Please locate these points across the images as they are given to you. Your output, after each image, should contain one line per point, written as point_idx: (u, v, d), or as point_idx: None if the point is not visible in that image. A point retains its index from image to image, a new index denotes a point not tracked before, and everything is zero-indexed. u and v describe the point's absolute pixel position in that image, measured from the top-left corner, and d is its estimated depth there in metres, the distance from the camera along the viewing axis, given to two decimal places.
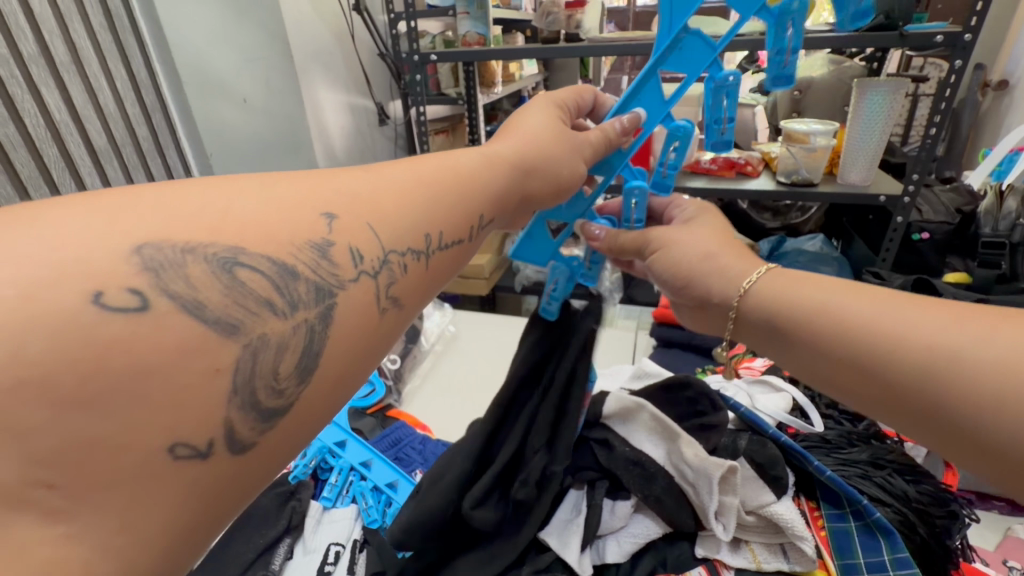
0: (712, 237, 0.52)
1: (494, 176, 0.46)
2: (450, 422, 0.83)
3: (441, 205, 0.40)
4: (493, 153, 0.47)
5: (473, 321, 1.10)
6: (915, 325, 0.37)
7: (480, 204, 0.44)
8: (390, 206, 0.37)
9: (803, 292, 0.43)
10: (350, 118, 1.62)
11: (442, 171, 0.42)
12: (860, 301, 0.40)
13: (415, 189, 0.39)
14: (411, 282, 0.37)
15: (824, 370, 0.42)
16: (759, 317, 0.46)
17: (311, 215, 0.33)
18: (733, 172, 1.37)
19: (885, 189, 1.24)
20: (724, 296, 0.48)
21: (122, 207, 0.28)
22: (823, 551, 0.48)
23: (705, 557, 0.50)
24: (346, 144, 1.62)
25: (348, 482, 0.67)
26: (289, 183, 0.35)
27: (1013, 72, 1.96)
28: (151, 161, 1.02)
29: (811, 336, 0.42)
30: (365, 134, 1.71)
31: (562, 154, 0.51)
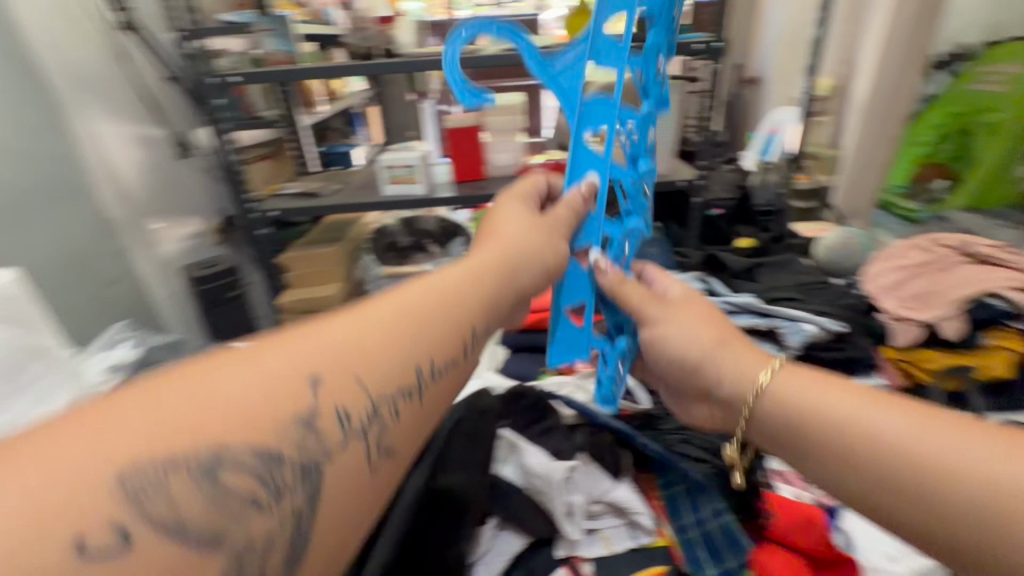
0: (706, 327, 0.58)
1: (479, 286, 0.50)
2: None
3: (421, 334, 0.42)
4: (482, 261, 0.53)
5: None
6: (899, 429, 0.42)
7: (473, 317, 0.48)
8: (375, 351, 0.39)
9: (810, 393, 0.49)
10: (144, 154, 1.40)
11: (429, 302, 0.45)
12: (851, 399, 0.47)
13: (395, 326, 0.41)
14: (404, 424, 0.40)
15: (823, 467, 0.47)
16: (775, 422, 0.51)
17: (298, 382, 0.35)
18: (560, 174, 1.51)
19: (682, 175, 1.44)
20: (744, 389, 0.54)
21: (91, 428, 0.28)
22: (660, 521, 0.56)
23: (566, 557, 0.53)
24: (145, 182, 1.40)
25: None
26: (276, 351, 0.36)
27: (761, 70, 2.44)
28: None
29: (808, 432, 0.48)
30: (168, 169, 1.49)
31: (535, 242, 0.58)
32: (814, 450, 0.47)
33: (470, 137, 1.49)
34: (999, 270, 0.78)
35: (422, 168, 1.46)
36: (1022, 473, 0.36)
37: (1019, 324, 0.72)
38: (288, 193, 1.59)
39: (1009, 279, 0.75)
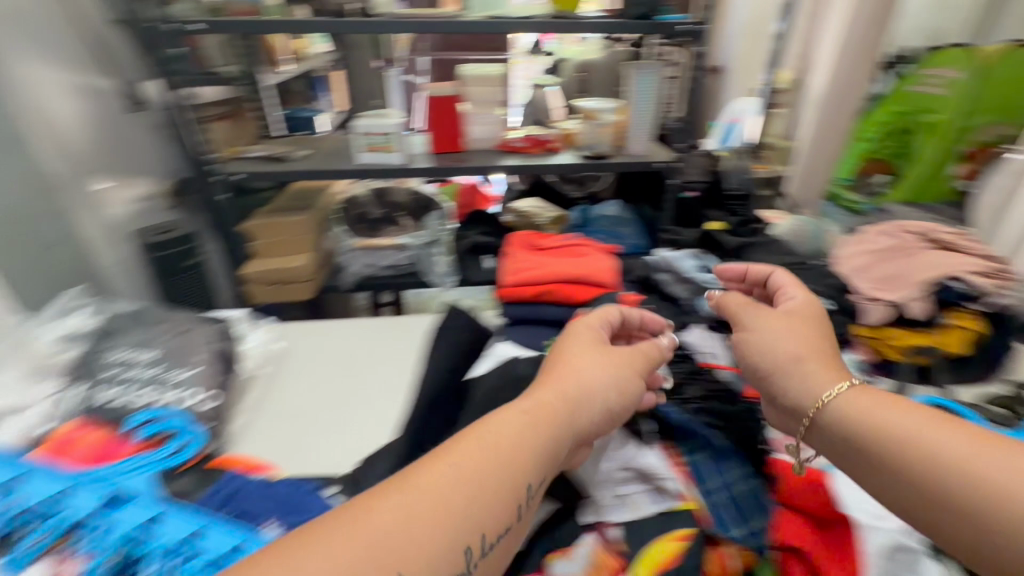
0: (790, 337, 0.66)
1: (542, 430, 0.54)
2: (296, 456, 0.68)
3: (499, 477, 0.49)
4: (534, 410, 0.55)
5: (309, 326, 0.91)
6: (945, 448, 0.48)
7: (531, 468, 0.51)
8: (461, 495, 0.46)
9: (873, 411, 0.55)
10: (89, 110, 1.35)
11: (501, 441, 0.51)
12: (896, 415, 0.53)
13: (483, 469, 0.48)
14: (496, 554, 0.46)
15: (850, 453, 0.55)
16: (833, 434, 0.57)
17: (414, 527, 0.42)
18: (540, 149, 1.51)
19: (660, 157, 1.47)
20: (809, 403, 0.60)
21: (323, 548, 0.39)
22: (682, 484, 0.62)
23: (590, 524, 0.60)
24: (87, 137, 1.34)
25: (25, 520, 0.50)
26: (412, 494, 0.44)
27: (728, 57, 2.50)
28: None
29: (856, 435, 0.54)
30: (113, 127, 1.43)
31: (601, 379, 0.62)
32: (865, 444, 0.54)
33: (448, 108, 1.44)
34: (962, 254, 0.82)
35: (398, 136, 1.37)
36: (992, 465, 0.46)
37: (980, 308, 0.77)
38: (250, 157, 1.44)
39: (974, 264, 0.78)
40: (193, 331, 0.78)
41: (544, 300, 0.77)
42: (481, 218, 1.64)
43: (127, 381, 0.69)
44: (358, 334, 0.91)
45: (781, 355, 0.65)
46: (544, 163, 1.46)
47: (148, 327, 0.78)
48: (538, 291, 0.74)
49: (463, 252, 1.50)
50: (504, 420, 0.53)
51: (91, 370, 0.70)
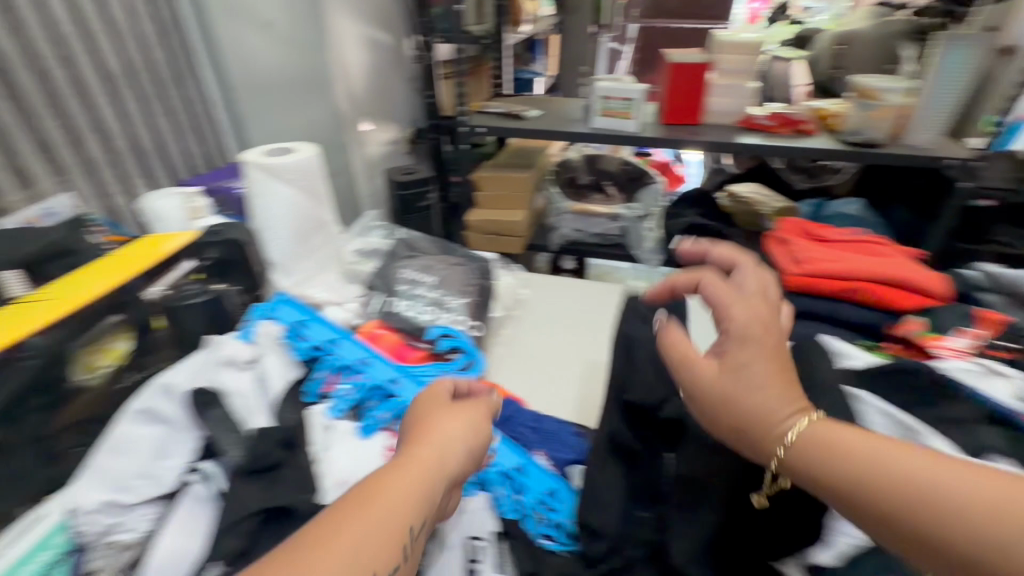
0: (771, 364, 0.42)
1: (439, 470, 0.44)
2: (545, 397, 0.71)
3: (414, 496, 0.41)
4: (407, 462, 0.43)
5: (549, 281, 0.95)
6: (965, 493, 0.31)
7: (426, 496, 0.42)
8: (386, 502, 0.39)
9: (846, 445, 0.36)
10: (370, 59, 1.56)
11: (425, 461, 0.44)
12: (893, 452, 0.35)
13: (405, 488, 0.41)
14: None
15: (846, 507, 0.35)
16: (810, 473, 0.37)
17: (334, 544, 0.35)
18: (789, 129, 1.34)
19: (953, 153, 1.21)
20: (769, 433, 0.40)
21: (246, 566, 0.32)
22: None
23: None
24: (365, 83, 1.55)
25: (372, 397, 0.58)
26: (347, 514, 0.37)
27: None
28: (170, 92, 0.92)
29: (844, 475, 0.35)
30: (382, 75, 1.64)
31: (447, 431, 0.49)
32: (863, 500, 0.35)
33: (692, 74, 1.33)
34: None
35: (639, 103, 1.32)
36: None
37: None
38: (489, 112, 1.54)
39: None
40: (463, 266, 0.87)
41: (836, 299, 0.68)
42: (697, 197, 1.54)
43: (417, 298, 0.79)
44: (589, 297, 0.92)
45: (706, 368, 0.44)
46: (793, 146, 1.30)
47: (426, 254, 0.88)
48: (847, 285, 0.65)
49: (675, 232, 1.42)
50: (422, 449, 0.45)
51: (387, 281, 0.82)
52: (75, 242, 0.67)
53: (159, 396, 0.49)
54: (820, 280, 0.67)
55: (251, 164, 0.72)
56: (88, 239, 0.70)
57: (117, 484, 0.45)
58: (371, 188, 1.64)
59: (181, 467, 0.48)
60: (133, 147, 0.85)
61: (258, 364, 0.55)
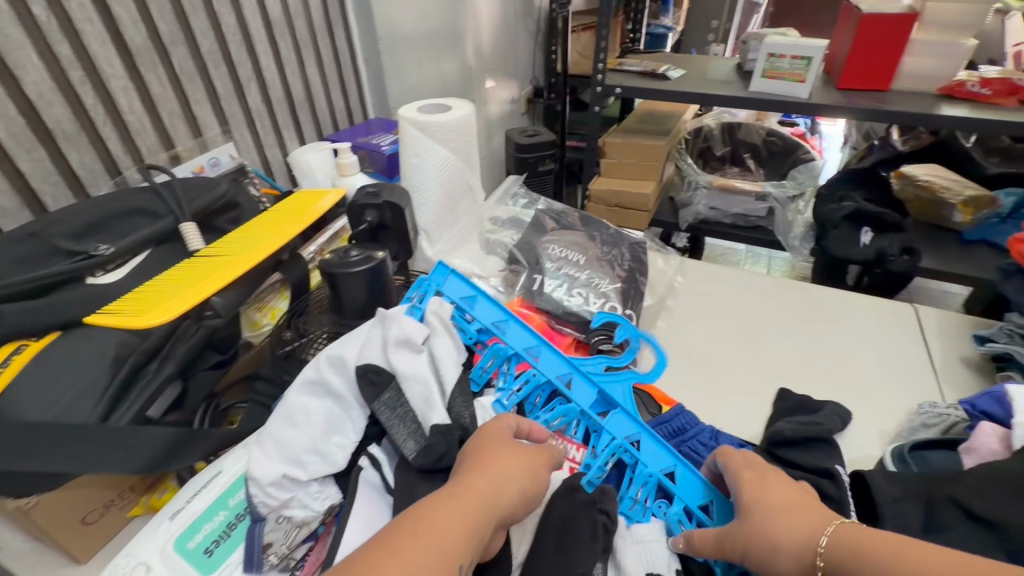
0: (789, 500, 0.41)
1: (498, 503, 0.37)
2: (711, 405, 0.62)
3: (467, 529, 0.34)
4: (457, 492, 0.36)
5: (703, 268, 0.84)
6: None
7: (483, 534, 0.34)
8: (437, 531, 0.32)
9: (881, 552, 0.34)
10: (501, 9, 1.46)
11: (480, 490, 0.36)
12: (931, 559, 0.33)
13: (457, 519, 0.34)
14: None
15: None
16: None
17: None
18: (1013, 100, 1.08)
19: None
20: (802, 553, 0.38)
21: None
22: None
23: None
24: (494, 36, 1.46)
25: (539, 393, 0.52)
26: (386, 549, 0.31)
27: None
28: (320, 41, 0.89)
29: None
30: (511, 27, 1.54)
31: (518, 460, 0.41)
32: None
33: (890, 27, 1.07)
34: None
35: (818, 63, 1.12)
36: None
37: None
38: (628, 71, 1.39)
39: None
40: (612, 246, 0.78)
41: None
42: (865, 178, 1.32)
43: (566, 278, 0.71)
44: (752, 289, 0.80)
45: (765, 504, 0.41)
46: (1018, 122, 1.04)
47: (571, 229, 0.80)
48: None
49: (834, 219, 1.22)
50: (478, 476, 0.38)
51: (533, 256, 0.75)
52: (240, 195, 0.66)
53: (330, 367, 0.47)
54: None
55: (405, 120, 0.68)
56: (250, 192, 0.69)
57: (292, 456, 0.43)
58: (490, 149, 1.57)
59: (351, 446, 0.45)
60: (286, 98, 0.84)
61: (430, 347, 0.50)
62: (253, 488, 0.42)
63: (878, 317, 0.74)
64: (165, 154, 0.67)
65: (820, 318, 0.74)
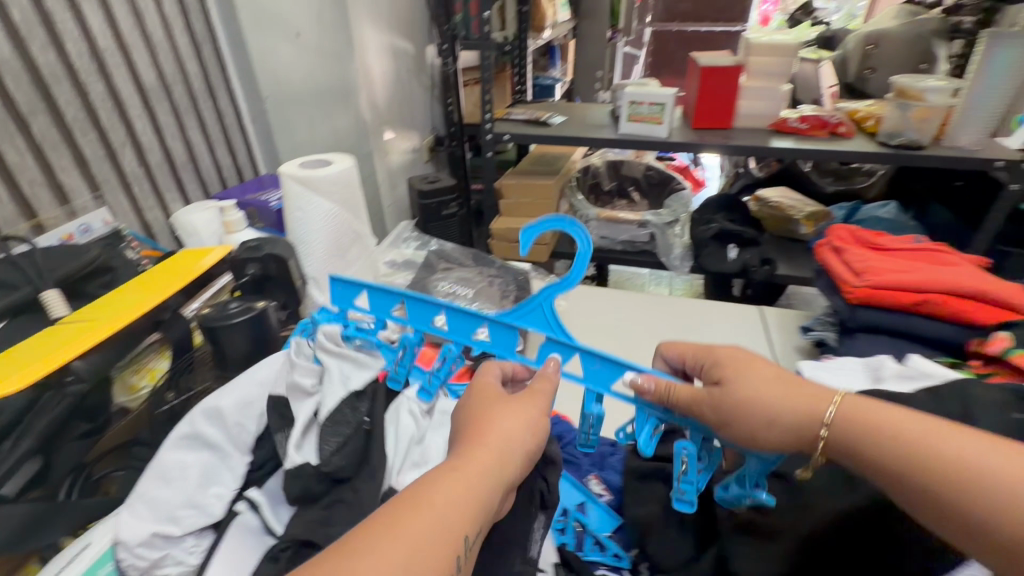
0: (783, 376, 0.44)
1: (505, 467, 0.39)
2: None
3: (469, 498, 0.36)
4: (469, 463, 0.38)
5: (584, 292, 0.92)
6: (970, 459, 0.36)
7: (487, 499, 0.37)
8: (442, 506, 0.35)
9: (889, 422, 0.39)
10: (393, 66, 1.54)
11: (484, 457, 0.39)
12: (931, 430, 0.38)
13: (461, 490, 0.36)
14: None
15: (898, 481, 0.38)
16: (858, 450, 0.39)
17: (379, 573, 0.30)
18: (825, 131, 1.30)
19: (1000, 155, 1.17)
20: (809, 424, 0.41)
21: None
22: None
23: None
24: (388, 92, 1.54)
25: None
26: (389, 530, 0.33)
27: None
28: (201, 104, 0.90)
29: (891, 456, 0.38)
30: (405, 83, 1.62)
31: (520, 417, 0.43)
32: (913, 470, 0.37)
33: (726, 76, 1.29)
34: None
35: (671, 107, 1.29)
36: None
37: None
38: (515, 119, 1.52)
39: None
40: (498, 279, 0.84)
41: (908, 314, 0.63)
42: (726, 202, 1.51)
43: None
44: (628, 306, 0.89)
45: (764, 378, 0.43)
46: (829, 149, 1.26)
47: (461, 266, 0.86)
48: (920, 299, 0.61)
49: (704, 238, 1.38)
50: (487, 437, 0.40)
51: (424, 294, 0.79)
52: (113, 259, 0.65)
53: (206, 420, 0.47)
54: (889, 294, 0.62)
55: (286, 176, 0.70)
56: (127, 254, 0.68)
57: (165, 514, 0.43)
58: (394, 197, 1.62)
59: (229, 496, 0.46)
60: (167, 160, 0.84)
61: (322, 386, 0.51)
62: (122, 552, 0.41)
63: (730, 320, 0.86)
64: (27, 224, 0.65)
65: (687, 326, 0.84)
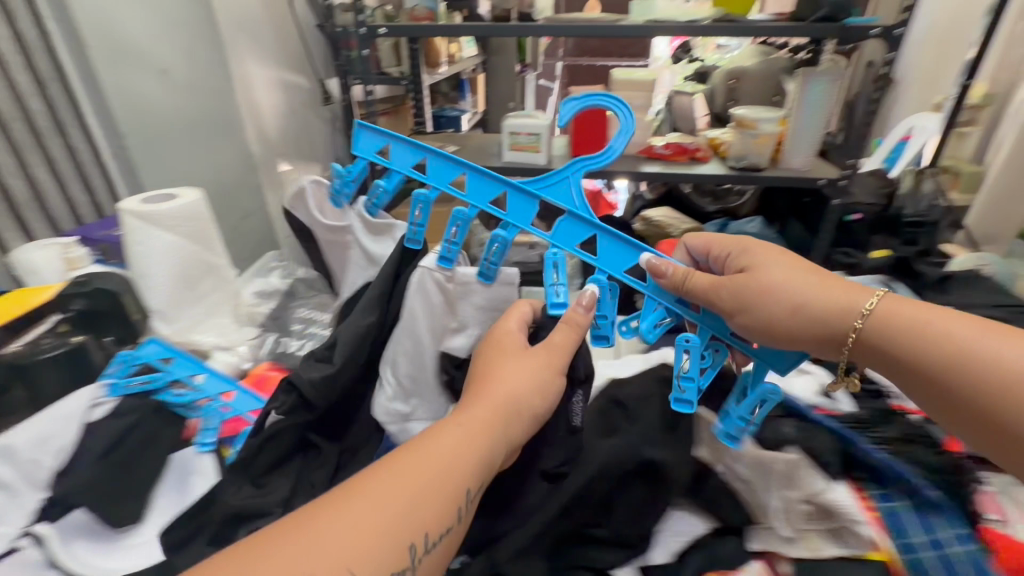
0: (809, 275, 0.50)
1: (510, 427, 0.46)
2: None
3: (471, 457, 0.42)
4: (470, 419, 0.44)
5: None
6: (994, 349, 0.42)
7: (488, 455, 0.43)
8: (446, 460, 0.41)
9: (915, 315, 0.46)
10: (286, 100, 1.56)
11: (490, 417, 0.45)
12: (958, 323, 0.44)
13: (467, 448, 0.42)
14: (443, 546, 0.39)
15: (919, 368, 0.45)
16: (875, 339, 0.46)
17: (396, 530, 0.36)
18: (686, 157, 1.44)
19: (823, 174, 1.36)
20: (836, 317, 0.48)
21: (312, 530, 0.35)
22: (880, 533, 0.50)
23: (761, 553, 0.50)
24: (281, 125, 1.55)
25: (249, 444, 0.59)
26: (396, 476, 0.39)
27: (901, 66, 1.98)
28: (49, 142, 0.89)
29: (921, 345, 0.45)
30: (301, 116, 1.64)
31: (530, 373, 0.49)
32: (934, 359, 0.44)
33: (596, 111, 1.43)
34: None
35: (546, 137, 1.39)
36: None
37: None
38: None
39: None
40: None
41: None
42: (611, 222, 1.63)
43: (312, 336, 0.79)
44: None
45: (792, 279, 0.50)
46: (686, 172, 1.41)
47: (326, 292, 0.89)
48: None
49: None
50: (499, 382, 0.47)
51: (283, 322, 0.82)
52: None
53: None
54: None
55: (124, 211, 0.70)
56: None
57: None
58: None
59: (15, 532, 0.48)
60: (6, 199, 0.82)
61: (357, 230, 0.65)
62: None
63: None
64: None
65: None
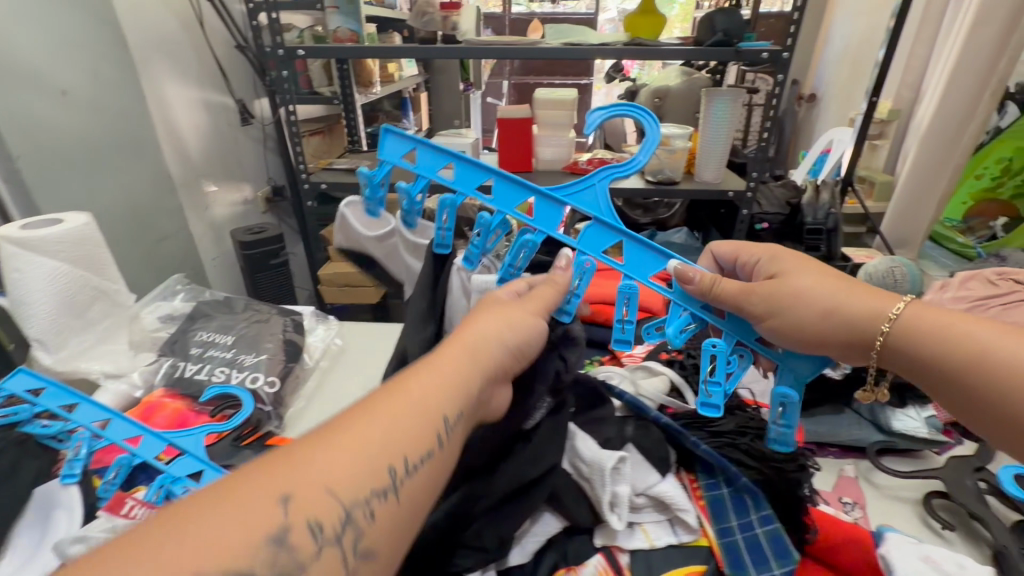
0: (835, 281, 0.51)
1: (484, 357, 0.44)
2: None
3: (449, 388, 0.39)
4: (447, 358, 0.42)
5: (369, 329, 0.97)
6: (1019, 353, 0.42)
7: (467, 386, 0.41)
8: (421, 392, 0.38)
9: (938, 320, 0.46)
10: (210, 121, 1.53)
11: (459, 351, 0.43)
12: (984, 328, 0.45)
13: (443, 380, 0.40)
14: (428, 471, 0.35)
15: (942, 373, 0.45)
16: (902, 344, 0.47)
17: (368, 453, 0.33)
18: None
19: (733, 185, 1.44)
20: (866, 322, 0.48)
21: (279, 467, 0.31)
22: (704, 520, 0.53)
23: (604, 546, 0.52)
24: (206, 145, 1.52)
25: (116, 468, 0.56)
26: (367, 412, 0.36)
27: (820, 87, 2.16)
28: None
29: (949, 349, 0.45)
30: (227, 136, 1.62)
31: (508, 316, 0.48)
32: (963, 363, 0.44)
33: (522, 129, 1.46)
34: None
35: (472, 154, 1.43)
36: None
37: None
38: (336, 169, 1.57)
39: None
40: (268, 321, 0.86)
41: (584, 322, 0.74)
42: None
43: (207, 359, 0.77)
44: None
45: (815, 282, 0.50)
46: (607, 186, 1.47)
47: (231, 313, 0.87)
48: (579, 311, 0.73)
49: None
50: (486, 329, 0.46)
51: (179, 345, 0.79)
52: None
53: None
54: None
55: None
56: None
57: None
58: (220, 250, 1.59)
59: None
60: None
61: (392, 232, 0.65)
62: None
63: None
64: None
65: None
